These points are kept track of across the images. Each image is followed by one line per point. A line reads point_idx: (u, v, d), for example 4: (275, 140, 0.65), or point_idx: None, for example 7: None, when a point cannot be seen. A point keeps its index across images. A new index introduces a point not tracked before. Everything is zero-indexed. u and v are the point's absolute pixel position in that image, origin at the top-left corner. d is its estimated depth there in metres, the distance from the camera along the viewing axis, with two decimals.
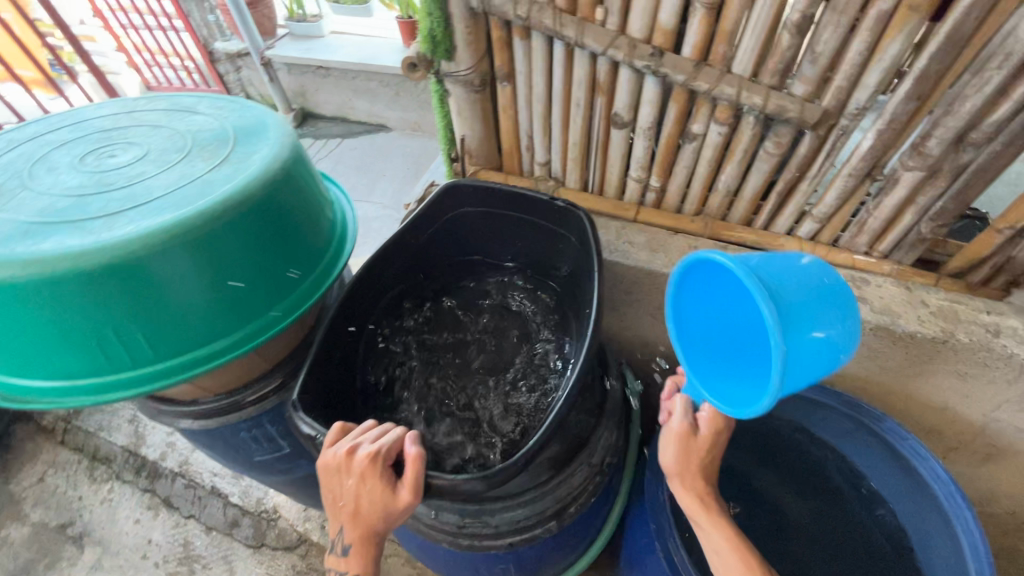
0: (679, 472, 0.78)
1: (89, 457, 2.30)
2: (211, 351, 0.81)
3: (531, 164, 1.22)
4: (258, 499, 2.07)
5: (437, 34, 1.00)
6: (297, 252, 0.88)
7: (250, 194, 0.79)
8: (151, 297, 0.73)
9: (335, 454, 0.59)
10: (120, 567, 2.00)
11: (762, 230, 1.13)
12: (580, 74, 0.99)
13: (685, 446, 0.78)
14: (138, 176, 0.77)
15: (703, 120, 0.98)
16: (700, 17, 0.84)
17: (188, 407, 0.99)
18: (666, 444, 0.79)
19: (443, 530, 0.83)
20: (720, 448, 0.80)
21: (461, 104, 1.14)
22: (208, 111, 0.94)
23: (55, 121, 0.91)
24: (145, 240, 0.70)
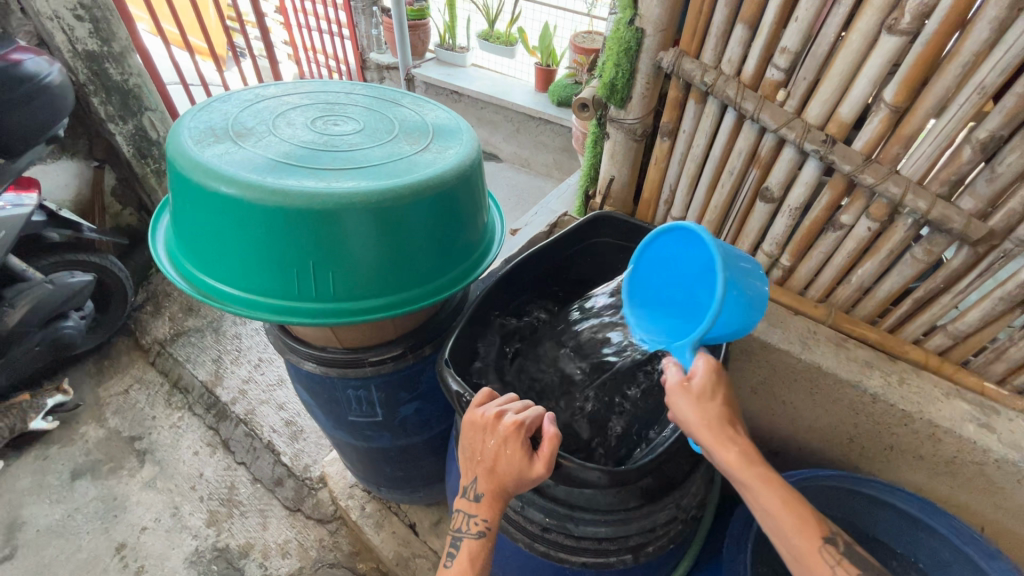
0: (701, 422, 0.71)
1: (170, 383, 2.51)
2: (370, 305, 0.92)
3: (664, 216, 1.29)
4: (306, 465, 2.15)
5: (618, 82, 1.11)
6: (456, 240, 0.99)
7: (442, 182, 0.90)
8: (345, 244, 0.85)
9: (484, 414, 0.66)
10: (171, 489, 2.14)
11: (887, 332, 1.11)
12: (742, 145, 1.05)
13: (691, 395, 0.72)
14: (360, 145, 0.90)
15: (854, 213, 1.01)
16: (882, 117, 0.89)
17: (315, 350, 1.09)
18: (676, 405, 0.72)
19: (523, 529, 0.87)
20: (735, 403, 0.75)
21: (616, 148, 1.23)
22: (410, 105, 1.08)
23: (287, 86, 1.07)
24: (359, 197, 0.82)
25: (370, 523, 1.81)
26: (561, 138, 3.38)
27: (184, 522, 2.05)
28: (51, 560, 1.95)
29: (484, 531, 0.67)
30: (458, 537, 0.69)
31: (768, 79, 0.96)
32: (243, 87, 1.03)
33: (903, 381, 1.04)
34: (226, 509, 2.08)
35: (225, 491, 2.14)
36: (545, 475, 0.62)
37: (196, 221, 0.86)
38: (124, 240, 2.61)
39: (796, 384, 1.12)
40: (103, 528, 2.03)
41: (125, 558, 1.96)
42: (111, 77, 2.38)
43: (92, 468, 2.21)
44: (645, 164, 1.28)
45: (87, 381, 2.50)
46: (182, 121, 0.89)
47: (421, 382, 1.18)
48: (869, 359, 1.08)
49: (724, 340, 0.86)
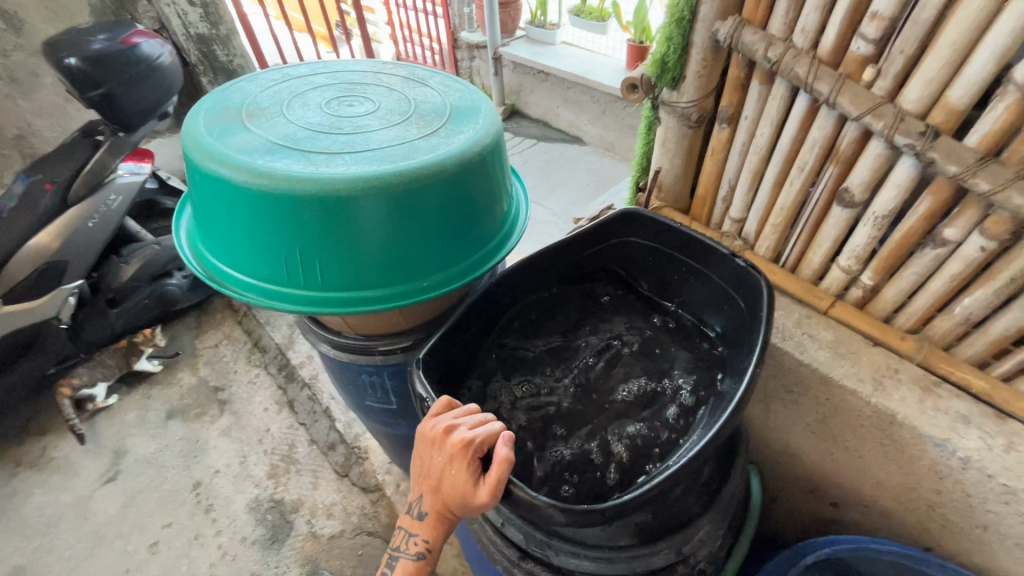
0: None
1: (252, 343, 2.74)
2: (365, 296, 0.88)
3: (722, 216, 1.12)
4: (357, 434, 2.25)
5: (669, 59, 0.96)
6: (464, 233, 0.92)
7: (444, 169, 0.83)
8: (336, 231, 0.82)
9: (435, 426, 0.59)
10: (242, 439, 2.35)
11: (999, 381, 0.87)
12: (817, 135, 0.86)
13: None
14: (363, 128, 0.86)
15: (962, 227, 0.79)
16: (1009, 103, 0.67)
17: (331, 334, 1.09)
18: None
19: (502, 551, 0.80)
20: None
21: (668, 135, 1.08)
22: (435, 85, 1.01)
23: (316, 66, 1.05)
24: (348, 183, 0.78)
25: None
26: None
27: (248, 470, 2.25)
28: (143, 486, 2.23)
29: (424, 554, 0.59)
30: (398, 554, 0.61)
31: (852, 53, 0.77)
32: (275, 67, 1.03)
33: (1012, 447, 0.81)
34: (285, 464, 2.25)
35: (286, 448, 2.30)
36: (489, 504, 0.55)
37: (205, 201, 0.87)
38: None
39: (863, 431, 0.93)
40: (185, 465, 2.29)
41: (199, 495, 2.18)
42: (218, 58, 2.59)
43: (183, 411, 2.49)
44: (703, 155, 1.11)
45: (187, 333, 2.81)
46: (203, 101, 0.91)
47: None
48: (965, 414, 0.85)
49: (750, 369, 0.71)
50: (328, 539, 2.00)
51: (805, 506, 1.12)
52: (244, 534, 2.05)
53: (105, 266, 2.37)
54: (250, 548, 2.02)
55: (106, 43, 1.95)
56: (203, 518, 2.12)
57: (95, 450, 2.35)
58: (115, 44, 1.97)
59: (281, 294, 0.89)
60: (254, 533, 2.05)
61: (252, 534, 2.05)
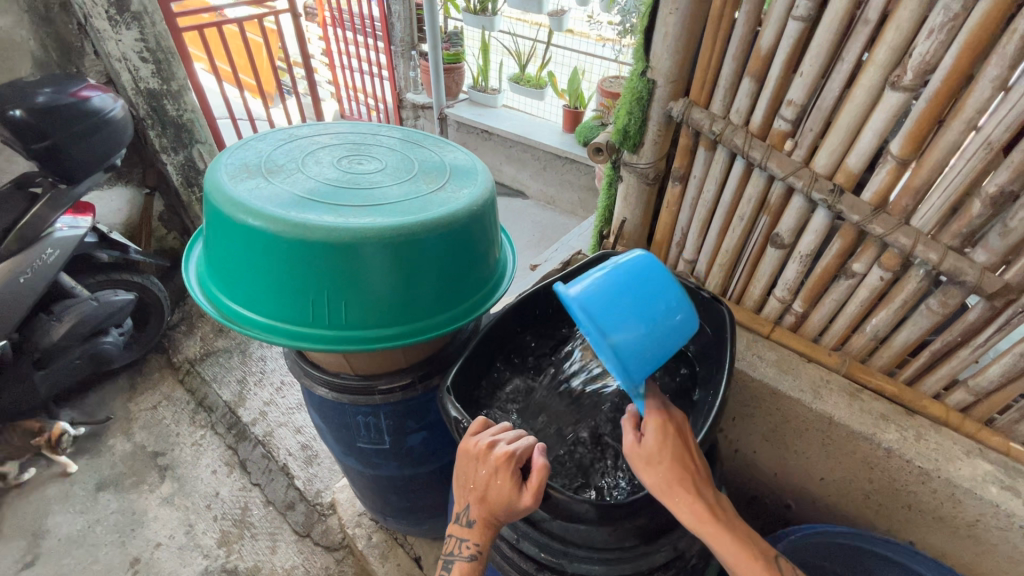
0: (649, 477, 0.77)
1: (196, 402, 2.59)
2: (380, 335, 0.95)
3: (677, 257, 1.31)
4: (318, 490, 2.17)
5: (631, 128, 1.15)
6: (468, 275, 1.02)
7: (455, 220, 0.95)
8: (359, 275, 0.90)
9: (477, 443, 0.67)
10: (187, 507, 2.19)
11: (904, 384, 1.08)
12: (752, 191, 1.07)
13: (645, 457, 0.78)
14: (380, 184, 0.96)
15: (866, 261, 1.01)
16: (889, 168, 0.90)
17: (329, 376, 1.13)
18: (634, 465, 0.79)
19: (517, 565, 0.87)
20: (694, 451, 0.81)
21: (629, 190, 1.27)
22: (432, 146, 1.14)
23: (320, 127, 1.15)
24: (375, 232, 0.87)
25: (375, 553, 1.79)
26: (586, 177, 3.44)
27: (196, 540, 2.08)
28: (68, 569, 1.99)
29: (475, 555, 0.66)
30: (450, 557, 0.69)
31: (776, 129, 0.98)
32: (281, 127, 1.12)
33: (921, 437, 1.01)
34: (238, 530, 2.11)
35: (238, 512, 2.16)
36: (532, 506, 0.63)
37: (225, 249, 0.92)
38: (165, 263, 2.76)
39: (807, 434, 1.10)
40: (119, 541, 2.08)
41: (137, 573, 1.99)
42: (168, 112, 2.58)
43: (116, 481, 2.28)
44: (658, 206, 1.30)
45: (119, 395, 2.61)
46: (221, 157, 0.97)
47: (429, 413, 1.20)
48: (884, 412, 1.04)
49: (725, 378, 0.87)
50: None
51: (765, 510, 1.27)
52: None
53: (31, 325, 2.19)
54: None
55: (51, 96, 1.91)
56: None
57: (7, 533, 2.09)
58: (63, 96, 1.94)
59: (296, 336, 0.94)
60: None
61: None
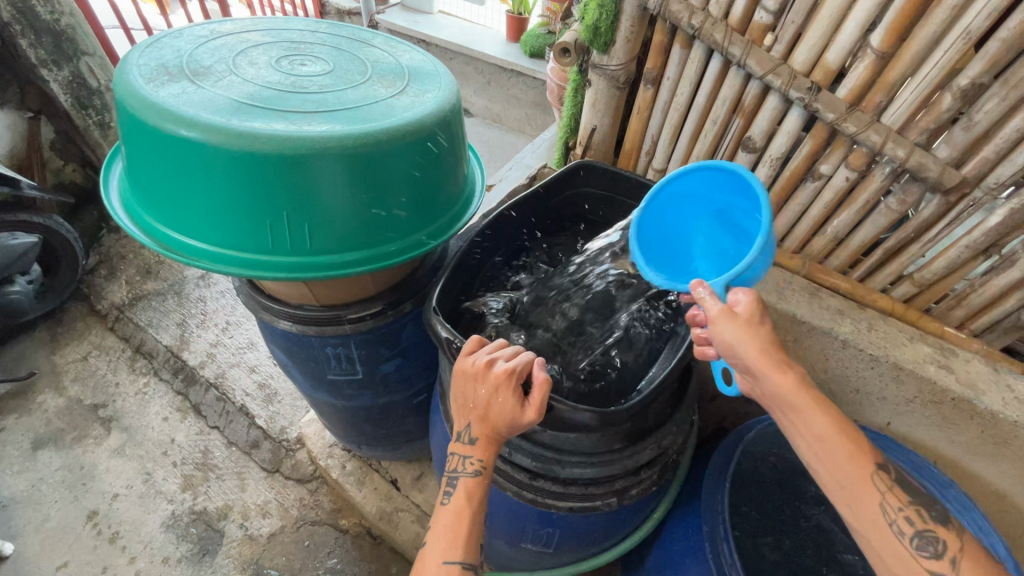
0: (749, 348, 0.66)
1: (133, 349, 2.34)
2: (349, 260, 0.84)
3: (645, 167, 1.28)
4: (283, 427, 2.07)
5: (602, 25, 1.07)
6: (442, 191, 0.92)
7: (423, 126, 0.83)
8: (320, 193, 0.78)
9: (474, 362, 0.65)
10: (141, 456, 2.03)
11: (857, 281, 1.14)
12: (727, 92, 1.04)
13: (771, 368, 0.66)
14: (332, 88, 0.83)
15: (833, 162, 1.02)
16: (867, 63, 0.88)
17: (292, 309, 1.05)
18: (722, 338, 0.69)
19: (513, 478, 0.88)
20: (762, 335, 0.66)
21: (598, 96, 1.20)
22: (383, 46, 1.01)
23: (246, 24, 0.98)
24: (334, 141, 0.75)
25: (351, 480, 1.79)
26: (534, 92, 3.22)
27: (157, 487, 1.95)
28: (18, 530, 1.84)
29: (478, 473, 0.66)
30: (453, 477, 0.68)
31: (756, 22, 0.94)
32: (196, 24, 0.94)
33: (872, 327, 1.09)
34: (201, 473, 1.99)
35: (200, 456, 2.03)
36: (536, 421, 0.62)
37: (152, 168, 0.78)
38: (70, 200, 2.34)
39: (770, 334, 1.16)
40: (71, 497, 1.92)
41: (98, 525, 1.86)
42: (39, 15, 2.04)
43: (54, 437, 2.07)
44: (627, 113, 1.25)
45: (40, 349, 2.32)
46: (131, 58, 0.81)
47: (402, 340, 1.15)
48: (840, 308, 1.11)
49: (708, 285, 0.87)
50: (268, 538, 1.83)
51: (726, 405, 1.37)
52: (166, 554, 1.80)
53: None
54: (175, 567, 1.77)
55: None
56: (109, 549, 1.82)
57: None
58: None
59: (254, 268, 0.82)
60: (179, 551, 1.81)
61: (176, 552, 1.80)
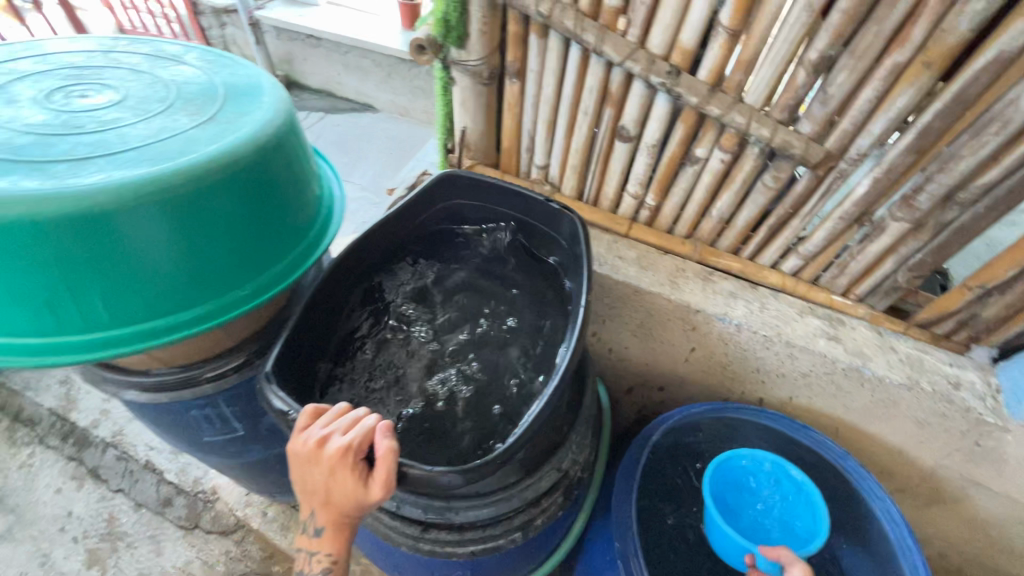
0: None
1: (11, 418, 1.97)
2: (174, 318, 0.74)
3: (528, 165, 1.20)
4: (197, 479, 1.78)
5: (452, 18, 0.98)
6: (284, 204, 0.82)
7: (235, 159, 0.72)
8: (134, 250, 0.67)
9: (307, 441, 0.56)
10: (35, 536, 1.68)
11: (747, 260, 1.13)
12: (592, 82, 0.97)
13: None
14: (104, 124, 0.70)
15: (707, 145, 0.98)
16: (721, 42, 0.84)
17: (137, 377, 0.92)
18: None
19: (405, 533, 0.81)
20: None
21: (466, 95, 1.11)
22: (195, 60, 0.87)
23: (24, 48, 0.83)
24: (115, 193, 0.63)
25: (274, 527, 1.68)
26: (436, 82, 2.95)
27: (56, 570, 1.62)
28: None
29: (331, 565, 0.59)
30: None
31: (607, 6, 0.88)
32: None
33: (764, 306, 1.08)
34: (108, 544, 1.67)
35: (105, 526, 1.71)
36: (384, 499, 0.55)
37: None
38: None
39: (671, 324, 1.13)
40: None
41: None
42: None
43: None
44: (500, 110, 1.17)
45: None
46: None
47: None
48: (734, 291, 1.10)
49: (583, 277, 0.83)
50: None
51: (642, 398, 1.34)
52: None
53: None
54: None
55: None
56: None
57: None
58: None
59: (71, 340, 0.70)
60: None
61: None
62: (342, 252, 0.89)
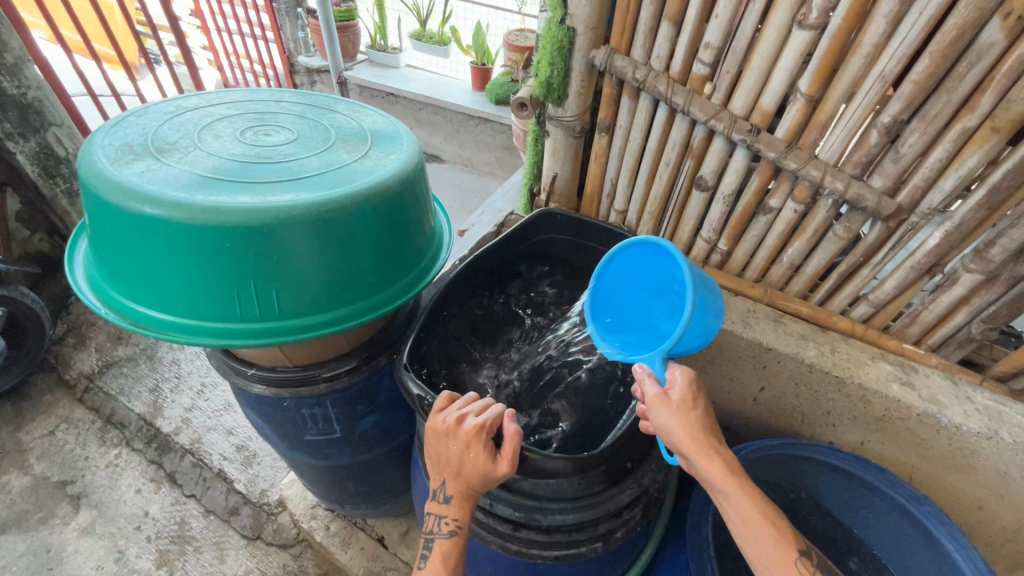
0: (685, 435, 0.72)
1: (103, 420, 2.10)
2: (315, 323, 0.85)
3: (608, 209, 1.33)
4: (263, 490, 1.87)
5: (554, 81, 1.14)
6: (413, 238, 0.94)
7: (386, 188, 0.86)
8: (297, 260, 0.80)
9: (444, 419, 0.66)
10: (114, 533, 1.79)
11: (818, 306, 1.19)
12: (676, 137, 1.10)
13: (670, 406, 0.73)
14: (288, 158, 0.86)
15: (781, 196, 1.07)
16: (799, 105, 0.95)
17: (264, 370, 1.04)
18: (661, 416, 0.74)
19: (495, 530, 0.88)
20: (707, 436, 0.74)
21: (557, 145, 1.25)
22: (345, 111, 1.05)
23: (211, 97, 1.02)
24: (299, 210, 0.77)
25: (336, 541, 1.69)
26: (502, 137, 3.18)
27: (130, 567, 1.72)
28: None
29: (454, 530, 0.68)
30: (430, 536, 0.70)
31: (695, 73, 1.02)
32: (162, 100, 0.98)
33: (835, 350, 1.13)
34: (178, 546, 1.76)
35: (176, 528, 1.81)
36: (508, 474, 0.63)
37: (128, 252, 0.78)
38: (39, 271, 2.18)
39: (743, 361, 1.20)
40: None
41: None
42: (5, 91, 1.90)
43: (17, 521, 1.82)
44: (586, 159, 1.31)
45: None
46: (95, 139, 0.84)
47: (379, 394, 1.15)
48: (804, 334, 1.16)
49: None
50: None
51: None
52: None
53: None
54: None
55: None
56: None
57: None
58: None
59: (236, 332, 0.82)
60: None
61: None
62: (461, 272, 1.02)
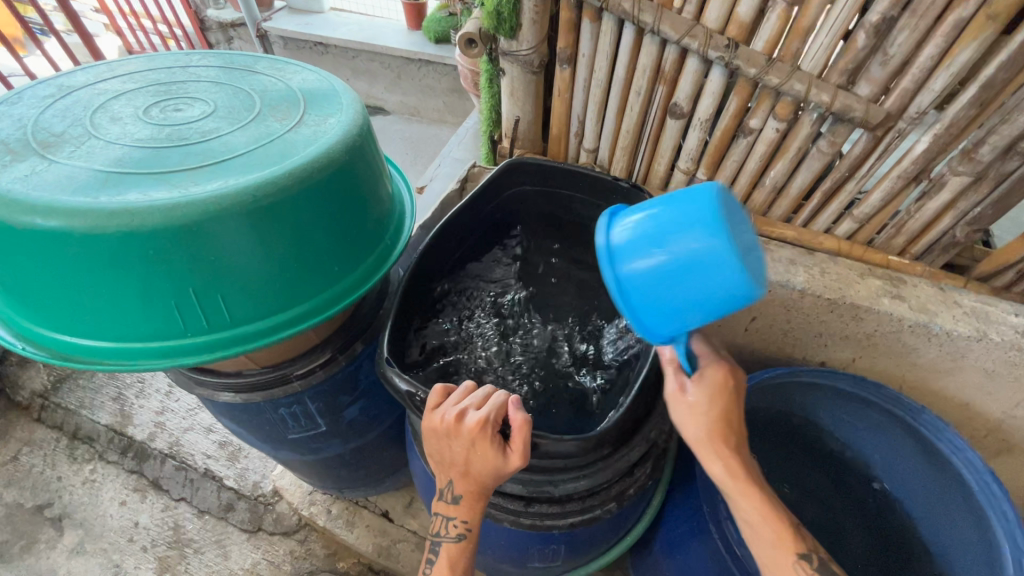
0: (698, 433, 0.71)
1: (69, 436, 1.95)
2: (275, 324, 0.75)
3: (577, 150, 1.23)
4: (256, 483, 1.81)
5: (504, 10, 1.00)
6: (372, 209, 0.83)
7: (330, 159, 0.74)
8: (239, 258, 0.69)
9: (444, 418, 0.61)
10: (107, 549, 1.71)
11: (802, 228, 1.15)
12: (646, 61, 0.99)
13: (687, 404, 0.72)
14: (207, 135, 0.72)
15: (762, 116, 0.99)
16: (779, 11, 0.86)
17: (228, 377, 0.95)
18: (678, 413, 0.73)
19: (506, 507, 0.84)
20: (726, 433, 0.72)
21: (515, 84, 1.13)
22: (267, 69, 0.90)
23: (101, 70, 0.85)
24: (230, 199, 0.65)
25: (340, 523, 1.67)
26: (447, 80, 2.96)
27: None
28: None
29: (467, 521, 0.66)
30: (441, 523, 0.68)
31: None
32: (40, 81, 0.81)
33: (824, 271, 1.10)
34: (177, 551, 1.70)
35: (171, 533, 1.74)
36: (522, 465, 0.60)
37: (32, 274, 0.66)
38: None
39: None
40: None
41: None
42: None
43: None
44: (548, 97, 1.19)
45: None
46: None
47: (361, 381, 1.07)
48: (793, 258, 1.12)
49: None
50: None
51: None
52: None
53: None
54: None
55: None
56: None
57: None
58: None
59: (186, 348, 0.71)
60: None
61: None
62: (433, 240, 0.95)
